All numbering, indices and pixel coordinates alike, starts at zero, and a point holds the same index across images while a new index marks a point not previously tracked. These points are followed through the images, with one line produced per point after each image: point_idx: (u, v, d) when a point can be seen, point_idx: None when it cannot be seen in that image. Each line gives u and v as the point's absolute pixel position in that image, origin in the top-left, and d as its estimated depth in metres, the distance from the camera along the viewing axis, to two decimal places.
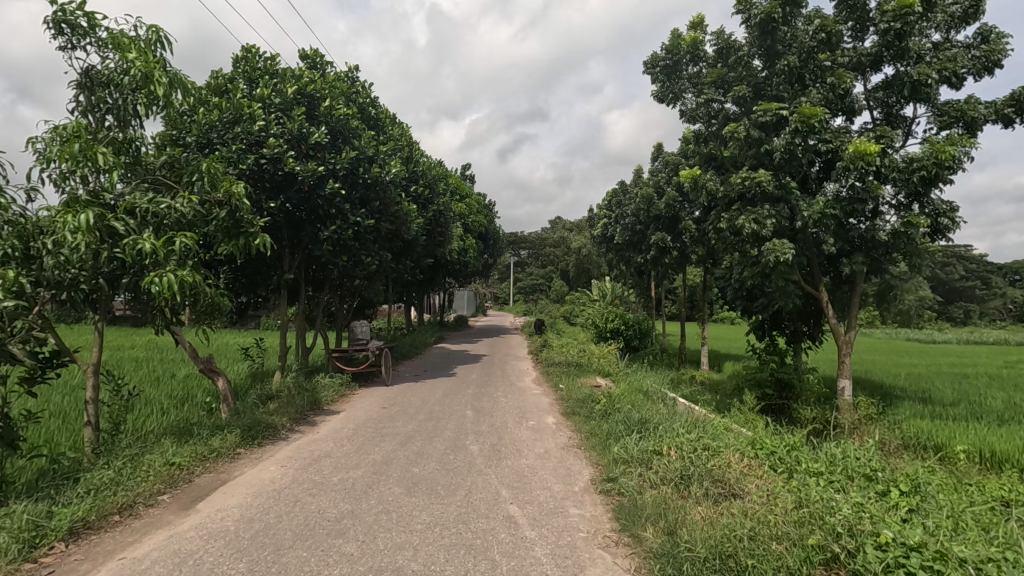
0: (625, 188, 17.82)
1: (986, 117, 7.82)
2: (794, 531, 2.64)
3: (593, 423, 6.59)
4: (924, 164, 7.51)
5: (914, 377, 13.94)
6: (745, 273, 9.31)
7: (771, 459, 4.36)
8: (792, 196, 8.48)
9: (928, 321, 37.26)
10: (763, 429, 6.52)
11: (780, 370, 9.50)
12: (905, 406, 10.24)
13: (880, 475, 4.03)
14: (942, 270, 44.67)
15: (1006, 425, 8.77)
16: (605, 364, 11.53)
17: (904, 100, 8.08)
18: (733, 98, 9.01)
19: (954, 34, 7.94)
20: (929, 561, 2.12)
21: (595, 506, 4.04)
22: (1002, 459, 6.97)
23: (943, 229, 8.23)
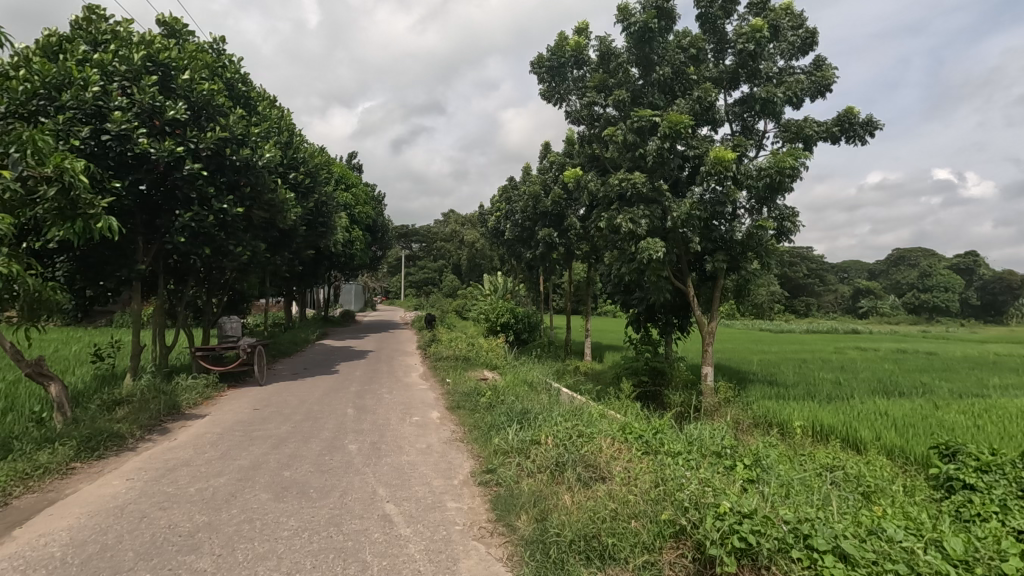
0: (515, 184, 18.14)
1: (819, 135, 8.98)
2: (650, 509, 2.84)
3: (477, 416, 6.65)
4: (771, 174, 8.46)
5: (764, 363, 15.73)
6: (623, 269, 9.90)
7: (638, 441, 4.68)
8: (663, 198, 9.15)
9: (778, 313, 42.25)
10: (635, 414, 6.99)
11: (653, 359, 10.24)
12: (756, 388, 11.50)
13: (728, 452, 4.49)
14: (789, 268, 50.78)
15: (832, 402, 10.20)
16: (492, 357, 11.69)
17: (756, 116, 9.02)
18: (613, 103, 9.49)
19: (796, 60, 9.01)
20: (757, 526, 2.38)
21: (473, 498, 4.07)
22: (829, 431, 8.10)
23: (786, 231, 9.33)
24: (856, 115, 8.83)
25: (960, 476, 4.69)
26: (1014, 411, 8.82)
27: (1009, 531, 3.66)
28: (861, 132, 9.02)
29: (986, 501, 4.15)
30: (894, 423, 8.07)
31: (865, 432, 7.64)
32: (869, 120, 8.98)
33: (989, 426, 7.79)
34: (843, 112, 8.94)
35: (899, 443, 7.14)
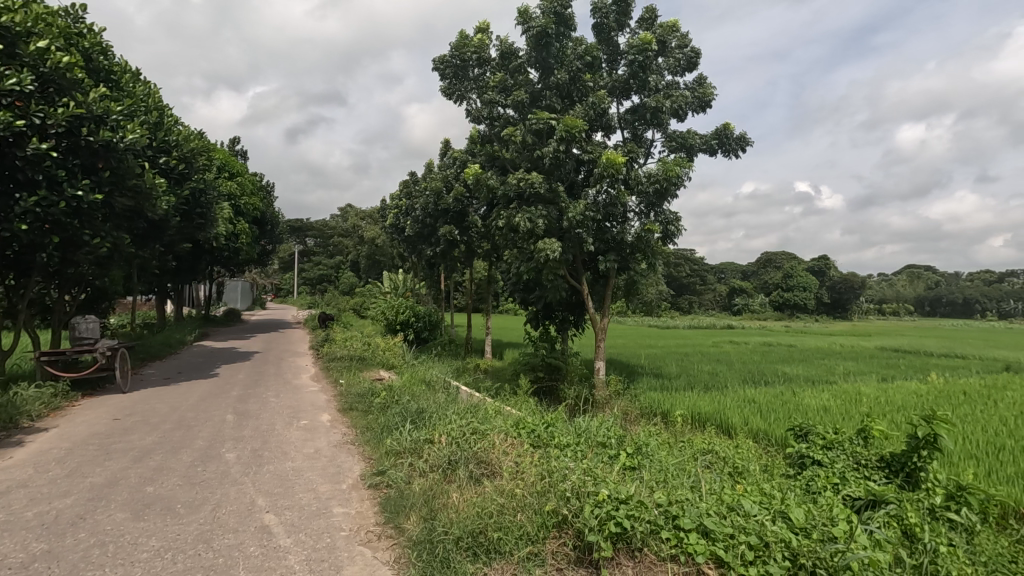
0: (415, 180, 17.84)
1: (700, 146, 9.73)
2: (535, 501, 2.91)
3: (370, 417, 6.44)
4: (658, 180, 9.01)
5: (651, 357, 16.77)
6: (521, 267, 10.08)
7: (530, 435, 4.79)
8: (559, 199, 9.45)
9: (665, 311, 45.30)
10: (530, 409, 7.14)
11: (549, 355, 10.53)
12: (644, 381, 12.23)
13: (613, 442, 4.73)
14: (675, 269, 54.69)
15: (709, 392, 11.12)
16: (390, 356, 11.39)
17: (646, 125, 9.56)
18: (512, 103, 9.62)
19: (681, 76, 9.68)
20: (631, 510, 2.52)
21: (361, 502, 3.94)
22: (705, 418, 8.82)
23: (671, 235, 10.01)
24: (731, 130, 9.66)
25: (808, 453, 5.31)
26: (854, 395, 10.16)
27: (844, 499, 4.20)
28: (735, 146, 9.89)
29: (828, 474, 4.72)
30: (759, 409, 8.96)
31: (735, 419, 8.41)
32: (741, 136, 9.88)
33: (834, 409, 8.89)
34: (721, 127, 9.75)
35: (762, 427, 7.94)
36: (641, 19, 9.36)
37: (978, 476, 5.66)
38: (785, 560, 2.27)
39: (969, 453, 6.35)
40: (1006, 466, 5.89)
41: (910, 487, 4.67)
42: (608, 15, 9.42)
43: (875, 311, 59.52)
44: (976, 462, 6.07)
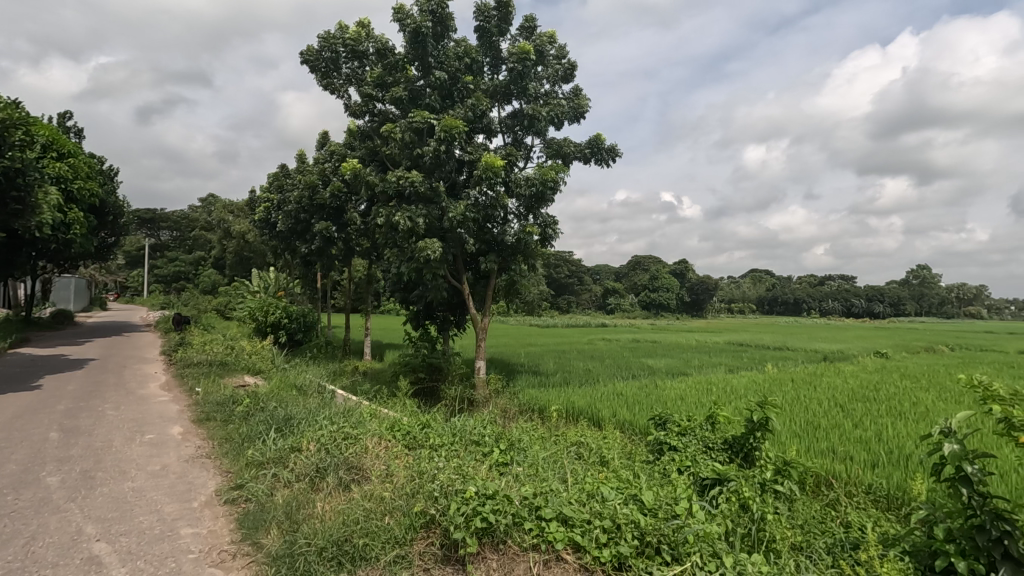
0: (287, 172, 16.74)
1: (575, 153, 10.23)
2: (404, 503, 2.88)
3: (230, 427, 5.93)
4: (535, 184, 9.32)
5: (530, 355, 17.30)
6: (401, 267, 9.89)
7: (405, 437, 4.72)
8: (440, 199, 9.41)
9: (545, 310, 47.02)
10: (408, 410, 7.03)
11: (430, 355, 10.43)
12: (522, 379, 12.59)
13: (487, 439, 4.81)
14: (554, 270, 56.97)
15: (582, 387, 11.74)
16: (256, 361, 10.57)
17: (525, 130, 9.86)
18: (391, 99, 9.40)
19: (558, 86, 10.11)
20: (497, 505, 2.59)
21: (214, 520, 3.61)
22: (578, 412, 9.31)
23: (549, 237, 10.43)
24: (603, 141, 10.28)
25: (666, 440, 5.80)
26: (706, 385, 11.32)
27: (694, 479, 4.67)
28: (606, 155, 10.55)
29: (682, 457, 5.20)
30: (626, 402, 9.65)
31: (605, 411, 8.97)
32: (611, 147, 10.55)
33: (689, 398, 9.82)
34: (593, 137, 10.33)
35: (628, 418, 8.55)
36: (520, 27, 9.63)
37: (800, 451, 6.59)
38: (634, 539, 2.47)
39: (794, 432, 7.36)
40: (820, 442, 6.91)
41: (746, 465, 5.30)
42: (488, 20, 9.57)
43: (725, 310, 66.78)
44: (798, 439, 7.06)
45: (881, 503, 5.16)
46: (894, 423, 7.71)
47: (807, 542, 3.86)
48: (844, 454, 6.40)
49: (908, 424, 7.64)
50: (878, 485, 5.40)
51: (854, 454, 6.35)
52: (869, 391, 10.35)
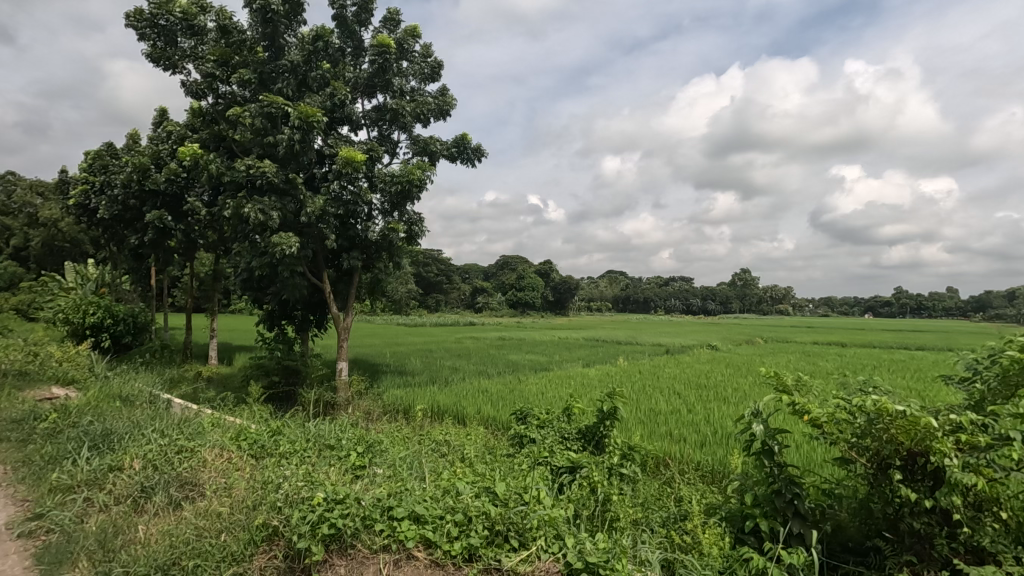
0: (112, 152, 14.58)
1: (441, 151, 10.24)
2: (244, 517, 2.70)
3: (29, 448, 5.01)
4: (400, 181, 9.16)
5: (396, 355, 16.95)
6: (252, 262, 9.11)
7: (250, 446, 4.37)
8: (297, 191, 8.85)
9: (414, 308, 46.32)
10: (259, 418, 6.50)
11: (285, 358, 9.67)
12: (387, 379, 12.29)
13: (344, 443, 4.64)
14: (423, 269, 56.40)
15: (448, 385, 11.78)
16: (69, 369, 9.05)
17: (389, 126, 9.64)
18: (238, 81, 8.63)
19: (423, 84, 10.04)
20: (345, 509, 2.53)
21: (0, 560, 3.02)
22: (443, 410, 9.32)
23: (415, 235, 10.33)
24: (469, 141, 10.41)
25: (526, 432, 6.04)
26: (565, 379, 11.99)
27: (550, 469, 4.93)
28: (472, 155, 10.71)
29: (540, 448, 5.45)
30: (490, 398, 9.87)
31: (469, 408, 9.10)
32: (477, 147, 10.74)
33: (549, 392, 10.32)
34: (459, 137, 10.42)
35: (491, 413, 8.77)
36: (383, 19, 9.40)
37: (643, 436, 7.28)
38: (483, 529, 2.57)
39: (639, 420, 8.09)
40: (661, 427, 7.68)
41: (597, 452, 5.71)
42: (348, 8, 9.21)
43: (585, 308, 71.25)
44: (642, 425, 7.79)
45: (707, 477, 5.88)
46: (718, 406, 8.85)
47: (645, 517, 4.28)
48: (679, 437, 7.18)
49: (730, 406, 8.80)
50: (705, 462, 6.15)
51: (686, 435, 7.17)
52: (701, 379, 11.74)
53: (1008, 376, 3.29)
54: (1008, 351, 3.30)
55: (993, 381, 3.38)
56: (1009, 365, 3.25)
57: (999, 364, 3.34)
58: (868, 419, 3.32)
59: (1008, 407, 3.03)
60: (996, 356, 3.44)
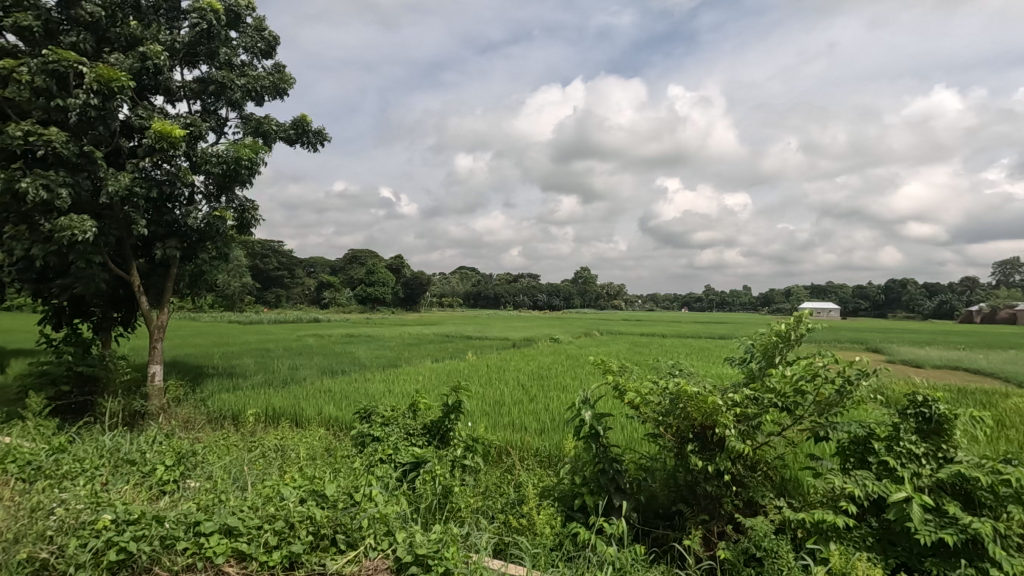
0: None
1: (277, 133, 9.48)
2: (3, 553, 2.25)
3: None
4: (227, 161, 8.28)
5: (225, 356, 15.32)
6: (31, 249, 7.54)
7: (20, 468, 3.63)
8: (95, 166, 7.52)
9: (248, 305, 42.19)
10: (37, 435, 5.42)
11: (79, 363, 8.17)
12: (213, 383, 11.06)
13: (150, 455, 4.08)
14: (262, 261, 51.69)
15: (285, 387, 10.96)
16: None
17: (214, 100, 8.67)
18: (11, 28, 7.07)
19: (257, 59, 9.21)
20: (139, 531, 2.25)
21: None
22: (279, 413, 8.66)
23: (248, 223, 9.48)
24: (309, 124, 9.79)
25: (369, 431, 5.80)
26: (414, 375, 11.89)
27: (393, 466, 4.81)
28: (312, 140, 10.10)
29: (384, 446, 5.25)
30: (332, 398, 9.42)
31: (309, 410, 8.57)
32: (318, 131, 10.14)
33: (396, 389, 10.14)
34: (297, 119, 9.72)
35: (333, 414, 8.35)
36: None
37: (487, 428, 7.50)
38: (307, 536, 2.45)
39: (484, 412, 8.31)
40: (503, 418, 7.97)
41: (442, 446, 5.67)
42: None
43: (437, 304, 71.25)
44: (486, 417, 8.02)
45: (544, 462, 6.25)
46: (556, 395, 9.48)
47: (486, 504, 4.38)
48: (520, 426, 7.52)
49: (566, 395, 9.46)
50: (542, 448, 6.52)
51: (527, 424, 7.56)
52: (541, 371, 12.46)
53: (772, 357, 3.99)
54: (774, 335, 4.00)
55: (762, 361, 4.07)
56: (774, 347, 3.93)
57: (769, 347, 4.02)
58: (670, 399, 3.80)
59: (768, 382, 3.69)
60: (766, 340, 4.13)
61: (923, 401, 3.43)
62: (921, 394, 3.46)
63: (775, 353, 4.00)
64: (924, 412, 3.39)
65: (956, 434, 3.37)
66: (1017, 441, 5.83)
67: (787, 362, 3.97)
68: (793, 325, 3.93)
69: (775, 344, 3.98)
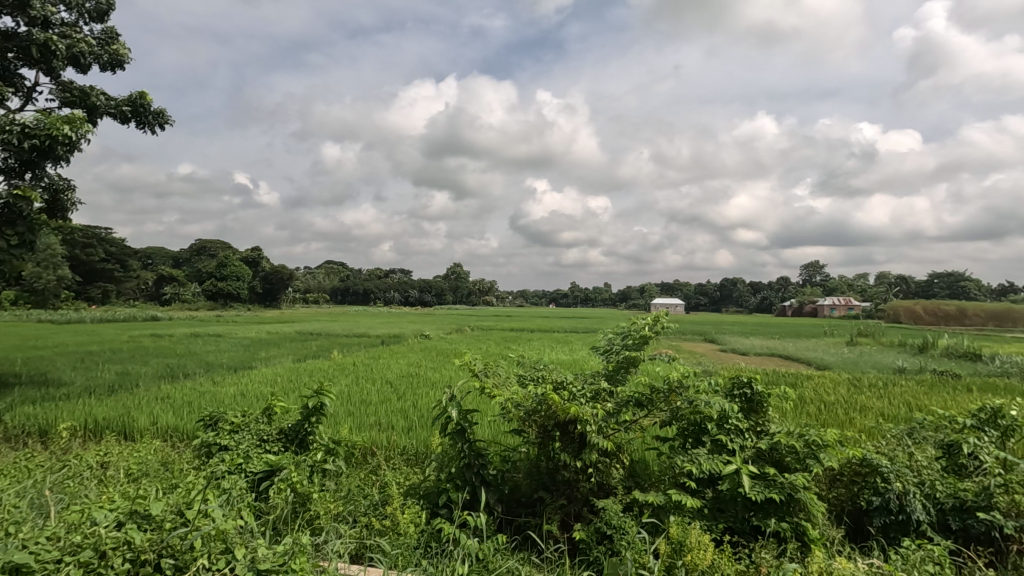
0: None
1: (106, 107, 8.23)
2: None
3: None
4: (36, 134, 6.98)
5: (30, 361, 12.91)
6: None
7: None
8: None
9: (66, 301, 36.01)
10: None
11: None
12: (13, 394, 9.27)
13: None
14: (85, 250, 44.39)
15: (111, 395, 9.54)
16: None
17: (24, 61, 7.29)
18: None
19: (84, 21, 7.94)
20: None
21: None
22: (103, 426, 7.52)
23: (61, 207, 8.13)
24: (148, 102, 8.64)
25: (215, 440, 5.10)
26: (270, 376, 11.02)
27: (244, 477, 4.37)
28: (150, 119, 8.92)
29: (233, 455, 4.70)
30: (172, 406, 8.40)
31: (141, 420, 7.53)
32: (161, 111, 9.00)
33: (249, 393, 9.31)
34: (135, 94, 8.52)
35: (172, 424, 7.44)
36: None
37: (351, 429, 7.18)
38: (123, 563, 2.17)
39: (348, 412, 7.96)
40: (369, 418, 7.70)
41: (301, 452, 5.19)
42: None
43: (301, 300, 66.81)
44: (351, 417, 7.70)
45: (411, 460, 6.13)
46: (426, 392, 9.39)
47: (348, 508, 4.16)
48: (387, 425, 7.32)
49: (435, 392, 9.39)
50: (409, 447, 6.39)
51: (394, 423, 7.39)
52: (410, 368, 12.25)
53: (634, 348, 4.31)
54: (636, 330, 4.42)
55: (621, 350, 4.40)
56: (634, 340, 4.32)
57: (627, 342, 4.35)
58: (534, 394, 3.92)
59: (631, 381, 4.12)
60: (625, 335, 4.47)
61: (746, 383, 3.96)
62: (745, 379, 3.99)
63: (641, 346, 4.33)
64: (747, 395, 3.93)
65: (770, 412, 3.95)
66: (815, 414, 6.94)
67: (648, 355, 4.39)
68: (651, 324, 4.38)
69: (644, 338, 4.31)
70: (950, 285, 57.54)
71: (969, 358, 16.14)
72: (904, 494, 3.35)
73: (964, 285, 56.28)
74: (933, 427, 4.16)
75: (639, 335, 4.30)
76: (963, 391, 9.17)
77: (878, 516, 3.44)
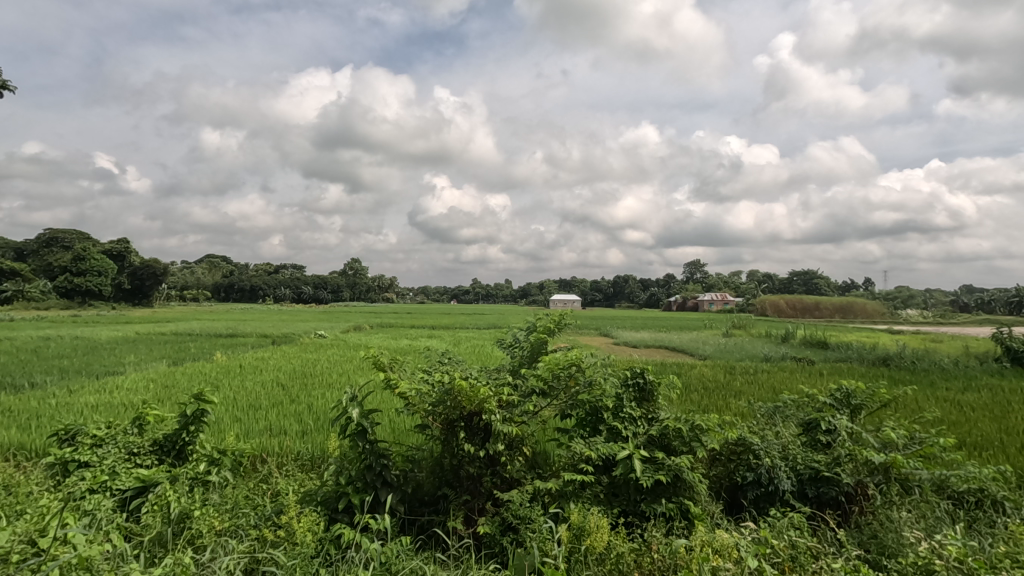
0: None
1: None
2: None
3: None
4: None
5: None
6: None
7: None
8: None
9: None
10: None
11: None
12: None
13: None
14: None
15: None
16: None
17: None
18: None
19: None
20: None
21: None
22: None
23: None
24: None
25: (72, 456, 4.43)
26: (138, 382, 9.85)
27: (109, 496, 3.85)
28: None
29: (95, 471, 4.13)
30: (14, 420, 7.24)
31: None
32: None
33: (113, 401, 8.28)
34: None
35: (17, 441, 6.40)
36: None
37: (237, 436, 6.61)
38: None
39: (235, 418, 7.36)
40: (259, 423, 7.17)
41: (179, 464, 4.70)
42: None
43: (176, 296, 60.79)
44: (238, 424, 7.11)
45: (307, 465, 5.79)
46: (321, 394, 8.90)
47: (237, 521, 3.81)
48: (278, 431, 6.84)
49: (332, 393, 8.97)
50: (304, 452, 6.02)
51: (286, 428, 6.91)
52: (306, 368, 11.59)
53: (542, 342, 4.40)
54: (542, 323, 4.47)
55: (529, 346, 4.46)
56: (541, 333, 4.40)
57: (532, 336, 4.43)
58: (439, 385, 3.83)
59: (534, 369, 4.08)
60: (530, 330, 4.55)
61: (640, 374, 4.19)
62: (639, 369, 4.21)
63: (547, 339, 4.41)
64: (640, 384, 4.16)
65: (660, 399, 4.20)
66: (697, 400, 7.51)
67: (553, 345, 4.45)
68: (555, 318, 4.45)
69: (549, 330, 4.38)
70: (806, 283, 65.29)
71: (819, 345, 18.40)
72: (772, 469, 3.71)
73: (817, 283, 64.02)
74: (797, 405, 4.64)
75: (543, 327, 4.37)
76: (815, 375, 10.40)
77: (752, 489, 3.79)
